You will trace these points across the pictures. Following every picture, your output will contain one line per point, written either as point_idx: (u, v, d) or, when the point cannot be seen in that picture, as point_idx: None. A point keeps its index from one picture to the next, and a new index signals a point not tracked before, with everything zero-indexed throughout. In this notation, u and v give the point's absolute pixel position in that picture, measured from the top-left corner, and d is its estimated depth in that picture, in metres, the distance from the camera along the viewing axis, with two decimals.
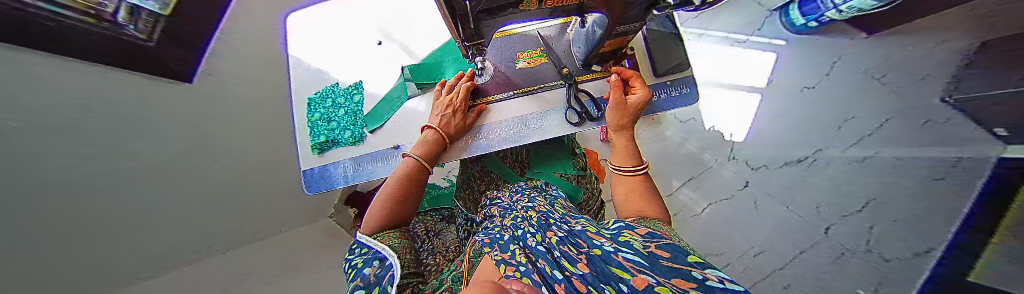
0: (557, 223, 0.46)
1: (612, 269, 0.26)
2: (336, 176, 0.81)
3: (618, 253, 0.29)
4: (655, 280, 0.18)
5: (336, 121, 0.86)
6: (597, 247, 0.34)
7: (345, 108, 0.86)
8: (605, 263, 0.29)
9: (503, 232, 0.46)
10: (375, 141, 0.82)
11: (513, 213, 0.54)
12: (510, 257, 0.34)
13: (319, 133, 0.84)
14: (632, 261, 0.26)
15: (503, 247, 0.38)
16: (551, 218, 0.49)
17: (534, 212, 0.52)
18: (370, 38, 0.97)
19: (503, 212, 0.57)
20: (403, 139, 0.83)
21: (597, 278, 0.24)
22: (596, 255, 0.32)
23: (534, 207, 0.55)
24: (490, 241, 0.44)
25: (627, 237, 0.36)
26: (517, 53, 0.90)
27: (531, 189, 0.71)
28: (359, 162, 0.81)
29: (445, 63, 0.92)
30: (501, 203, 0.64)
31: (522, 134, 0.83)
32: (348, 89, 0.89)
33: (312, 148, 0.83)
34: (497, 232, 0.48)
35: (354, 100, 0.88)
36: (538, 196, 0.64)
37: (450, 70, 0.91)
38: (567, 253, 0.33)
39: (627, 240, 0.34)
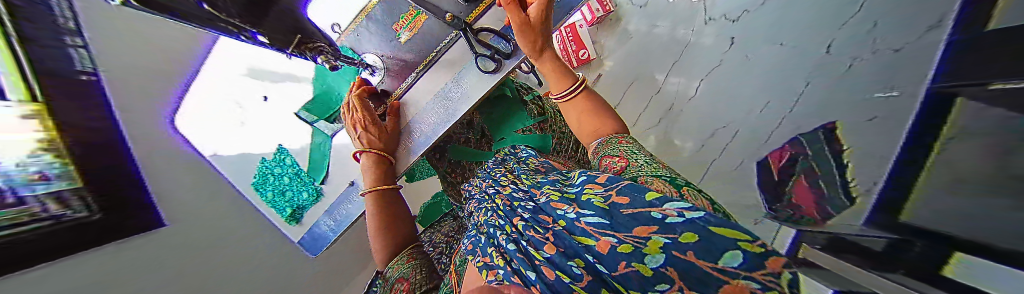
0: (520, 204, 0.40)
1: (578, 239, 0.26)
2: (324, 234, 0.87)
3: (581, 219, 0.26)
4: (615, 242, 0.21)
5: (288, 189, 0.89)
6: (560, 216, 0.30)
7: (286, 174, 0.88)
8: (571, 235, 0.27)
9: (479, 233, 0.44)
10: (332, 189, 0.87)
11: (483, 206, 0.50)
12: (491, 263, 0.35)
13: (283, 207, 0.89)
14: (592, 223, 0.24)
15: (485, 254, 0.37)
16: (514, 198, 0.43)
17: (499, 198, 0.46)
18: (254, 95, 0.85)
19: (478, 206, 0.54)
20: (352, 175, 0.86)
21: (564, 255, 0.27)
22: (561, 228, 0.29)
23: (500, 189, 0.49)
24: (472, 247, 0.43)
25: (589, 190, 0.30)
26: (393, 26, 0.75)
27: (501, 164, 0.63)
28: (333, 210, 0.87)
29: (333, 79, 0.83)
30: (472, 195, 0.59)
31: (448, 110, 0.74)
32: (276, 158, 0.88)
33: (287, 221, 0.89)
34: (476, 233, 0.46)
35: (287, 163, 0.88)
36: (504, 172, 0.57)
37: (344, 83, 0.83)
38: (534, 237, 0.31)
39: (590, 195, 0.29)
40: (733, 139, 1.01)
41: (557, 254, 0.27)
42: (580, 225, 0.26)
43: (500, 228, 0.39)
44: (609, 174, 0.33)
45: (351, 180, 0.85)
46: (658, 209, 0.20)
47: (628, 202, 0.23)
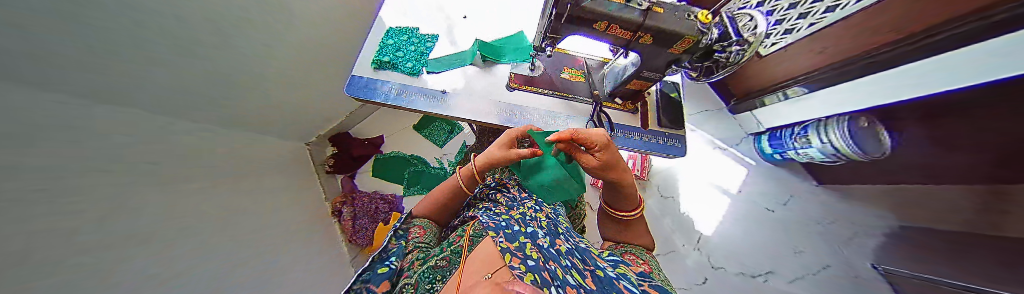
0: (562, 233, 0.41)
1: (615, 292, 0.26)
2: (381, 93, 0.61)
3: (620, 281, 0.29)
4: None
5: (403, 50, 0.66)
6: (599, 267, 0.32)
7: (416, 47, 0.67)
8: (606, 284, 0.28)
9: (510, 222, 0.40)
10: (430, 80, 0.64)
11: (518, 207, 0.48)
12: (516, 250, 0.31)
13: (385, 52, 0.65)
14: (632, 291, 0.26)
15: (513, 240, 0.33)
16: (557, 225, 0.44)
17: (541, 215, 0.46)
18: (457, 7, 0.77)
19: (509, 203, 0.50)
20: (452, 83, 0.64)
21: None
22: (598, 275, 0.30)
23: (542, 209, 0.49)
24: (496, 226, 0.37)
25: (620, 268, 0.34)
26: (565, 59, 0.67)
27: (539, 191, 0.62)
28: (383, 71, 0.64)
29: (509, 42, 0.70)
30: (505, 191, 0.57)
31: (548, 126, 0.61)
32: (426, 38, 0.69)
33: (371, 59, 0.65)
34: (502, 219, 0.41)
35: (423, 43, 0.68)
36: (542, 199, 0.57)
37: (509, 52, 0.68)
38: (573, 263, 0.32)
39: (624, 272, 0.33)
40: None
41: (600, 291, 0.26)
42: (619, 285, 0.27)
43: (535, 233, 0.38)
44: (638, 269, 0.36)
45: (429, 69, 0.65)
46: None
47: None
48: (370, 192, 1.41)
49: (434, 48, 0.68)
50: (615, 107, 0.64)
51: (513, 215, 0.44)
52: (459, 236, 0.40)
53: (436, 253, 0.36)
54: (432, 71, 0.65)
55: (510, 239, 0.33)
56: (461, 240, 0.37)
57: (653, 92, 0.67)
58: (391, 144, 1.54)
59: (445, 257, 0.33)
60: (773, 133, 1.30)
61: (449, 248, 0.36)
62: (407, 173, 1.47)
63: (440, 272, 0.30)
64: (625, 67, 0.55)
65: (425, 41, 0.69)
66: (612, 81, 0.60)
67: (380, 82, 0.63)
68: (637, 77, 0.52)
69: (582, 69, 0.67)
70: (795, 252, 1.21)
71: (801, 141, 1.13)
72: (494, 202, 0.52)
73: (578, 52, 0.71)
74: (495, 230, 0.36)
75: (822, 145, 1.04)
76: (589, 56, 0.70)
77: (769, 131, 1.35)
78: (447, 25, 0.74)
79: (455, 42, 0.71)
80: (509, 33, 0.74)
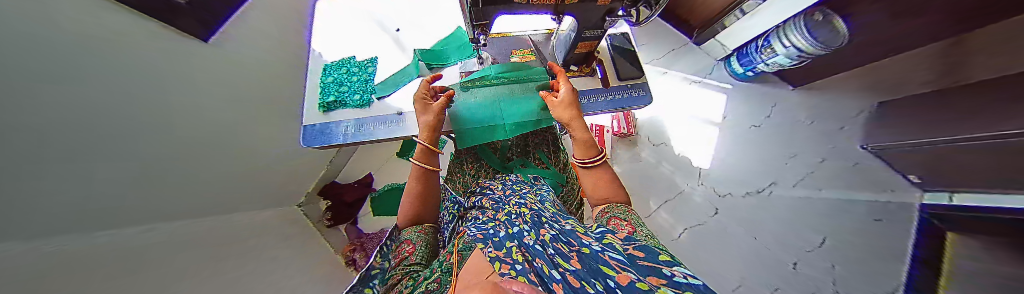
0: (549, 222, 0.43)
1: (599, 267, 0.27)
2: (341, 134, 0.59)
3: (606, 253, 0.30)
4: (636, 278, 0.22)
5: (346, 85, 0.63)
6: (585, 245, 0.33)
7: (358, 77, 0.64)
8: (592, 261, 0.29)
9: (498, 228, 0.41)
10: (385, 106, 0.62)
11: (505, 207, 0.49)
12: (505, 255, 0.32)
13: (328, 92, 0.62)
14: (618, 260, 0.27)
15: (502, 247, 0.34)
16: (543, 215, 0.45)
17: (527, 209, 0.47)
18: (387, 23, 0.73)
19: (495, 206, 0.51)
20: (409, 103, 0.62)
21: (587, 274, 0.26)
22: (585, 253, 0.31)
23: (527, 202, 0.50)
24: (484, 237, 0.38)
25: (607, 239, 0.35)
26: (510, 42, 0.66)
27: (523, 183, 0.63)
28: (334, 112, 0.61)
29: (449, 43, 0.68)
30: (491, 195, 0.58)
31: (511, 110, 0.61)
32: (365, 65, 0.66)
33: (317, 103, 0.62)
34: (490, 226, 0.42)
35: (364, 71, 0.65)
36: (529, 192, 0.58)
37: (452, 51, 0.66)
38: (559, 250, 0.33)
39: (610, 242, 0.34)
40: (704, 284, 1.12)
41: (585, 270, 0.27)
42: (605, 258, 0.28)
43: (523, 231, 0.39)
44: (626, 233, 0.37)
45: (381, 96, 0.62)
46: (666, 270, 0.23)
47: (644, 258, 0.28)
48: (380, 232, 1.41)
49: (377, 72, 0.65)
50: (573, 75, 0.63)
51: (500, 218, 0.45)
52: (449, 255, 0.41)
53: (427, 275, 0.38)
54: (382, 96, 0.62)
55: (498, 247, 0.34)
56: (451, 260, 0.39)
57: (607, 48, 0.66)
58: (381, 177, 1.52)
59: (433, 280, 0.35)
60: (740, 51, 1.31)
61: (438, 270, 0.38)
62: None
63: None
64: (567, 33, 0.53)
65: (366, 68, 0.66)
66: (561, 50, 0.59)
67: (333, 124, 0.60)
68: (581, 39, 0.50)
69: (530, 48, 0.65)
70: (789, 157, 1.09)
71: (768, 53, 1.16)
72: (481, 209, 0.54)
73: (521, 32, 0.69)
74: (483, 240, 0.37)
75: (785, 50, 1.08)
76: (533, 32, 0.68)
77: (735, 52, 1.37)
78: (382, 43, 0.70)
79: (395, 58, 0.68)
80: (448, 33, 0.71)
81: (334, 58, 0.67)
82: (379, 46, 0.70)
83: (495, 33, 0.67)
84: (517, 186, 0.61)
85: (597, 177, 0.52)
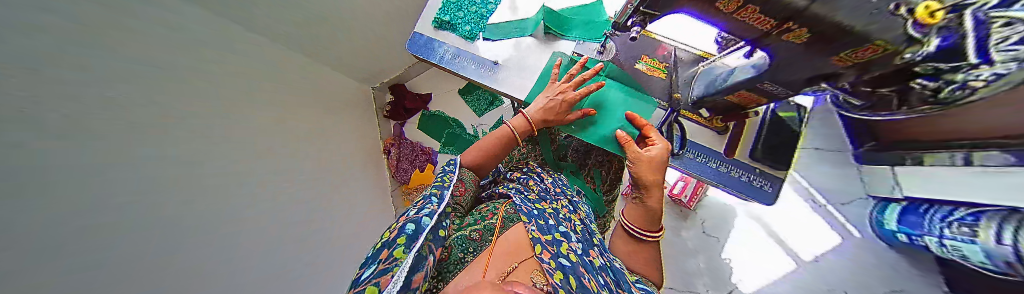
0: (597, 244, 0.41)
1: None
2: (438, 54, 0.60)
3: None
4: None
5: (465, 11, 0.62)
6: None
7: (478, 8, 0.62)
8: None
9: (543, 218, 0.39)
10: (486, 49, 0.60)
11: (552, 202, 0.47)
12: None
13: (447, 10, 0.62)
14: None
15: (548, 237, 0.35)
16: (590, 232, 0.42)
17: (574, 217, 0.44)
18: None
19: (542, 192, 0.50)
20: (508, 57, 0.59)
21: None
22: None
23: (574, 210, 0.47)
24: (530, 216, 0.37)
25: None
26: (647, 44, 0.53)
27: (571, 187, 0.59)
28: (443, 32, 0.62)
29: (578, 14, 0.59)
30: (540, 180, 0.55)
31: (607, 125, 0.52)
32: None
33: (433, 15, 0.63)
34: (539, 209, 0.42)
35: (485, 4, 0.63)
36: (577, 199, 0.54)
37: (577, 26, 0.58)
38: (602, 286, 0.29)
39: None
40: None
41: None
42: None
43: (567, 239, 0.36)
44: None
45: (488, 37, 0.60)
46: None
47: None
48: (414, 143, 1.55)
49: (495, 11, 0.62)
50: (695, 119, 0.51)
51: (546, 209, 0.42)
52: (490, 212, 0.43)
53: (474, 221, 0.40)
54: (489, 38, 0.60)
55: (541, 231, 0.36)
56: (496, 222, 0.39)
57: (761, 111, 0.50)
58: (437, 102, 1.61)
59: (476, 230, 0.37)
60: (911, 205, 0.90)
61: (481, 222, 0.40)
62: (446, 131, 1.56)
63: (473, 243, 0.35)
64: (738, 72, 0.40)
65: (488, 3, 0.63)
66: (705, 84, 0.46)
67: (437, 44, 0.61)
68: (751, 87, 0.38)
69: (667, 62, 0.53)
70: None
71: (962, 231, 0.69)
72: (527, 186, 0.52)
73: (665, 37, 0.56)
74: (527, 217, 0.39)
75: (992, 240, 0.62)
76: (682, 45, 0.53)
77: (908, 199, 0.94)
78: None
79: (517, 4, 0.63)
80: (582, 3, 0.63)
81: None
82: None
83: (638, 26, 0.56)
84: (566, 187, 0.57)
85: (644, 251, 0.43)
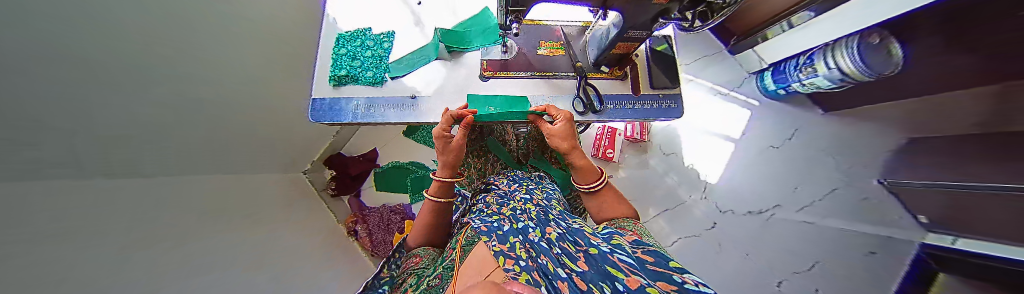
0: (555, 220, 0.41)
1: (608, 269, 0.25)
2: (349, 112, 0.56)
3: (615, 255, 0.28)
4: (645, 283, 0.20)
5: (361, 58, 0.59)
6: (593, 245, 0.31)
7: (375, 50, 0.60)
8: (599, 262, 0.27)
9: (502, 221, 0.39)
10: (397, 89, 0.58)
11: (511, 203, 0.48)
12: (509, 249, 0.30)
13: (341, 63, 0.58)
14: (627, 262, 0.25)
15: (505, 241, 0.32)
16: (550, 212, 0.44)
17: (533, 205, 0.46)
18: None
19: (500, 201, 0.50)
20: (424, 88, 0.58)
21: (593, 277, 0.24)
22: (593, 254, 0.29)
23: (532, 199, 0.49)
24: (487, 229, 0.37)
25: (615, 240, 0.33)
26: (539, 32, 0.61)
27: (530, 180, 0.62)
28: (346, 90, 0.58)
29: (472, 25, 0.63)
30: (496, 191, 0.56)
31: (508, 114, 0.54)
32: (380, 39, 0.62)
33: (327, 74, 0.58)
34: (494, 220, 0.41)
35: (381, 45, 0.61)
36: (536, 188, 0.57)
37: (476, 35, 0.61)
38: (566, 250, 0.31)
39: (619, 243, 0.32)
40: (737, 263, 1.21)
41: (592, 272, 0.25)
42: (614, 260, 0.26)
43: (526, 228, 0.37)
44: (636, 236, 0.35)
45: (396, 76, 0.58)
46: (677, 274, 0.22)
47: (654, 262, 0.26)
48: (380, 207, 1.42)
49: (392, 48, 0.61)
50: (603, 76, 0.58)
51: (505, 213, 0.43)
52: (452, 251, 0.41)
53: (429, 273, 0.39)
54: (396, 76, 0.58)
55: (501, 241, 0.32)
56: (455, 256, 0.39)
57: (643, 50, 0.61)
58: (386, 153, 1.51)
59: (440, 275, 0.36)
60: (777, 66, 1.21)
61: (443, 266, 0.39)
62: (409, 178, 1.47)
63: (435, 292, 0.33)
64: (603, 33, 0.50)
65: (382, 43, 0.62)
66: (595, 47, 0.54)
67: (343, 101, 0.57)
68: (622, 39, 0.45)
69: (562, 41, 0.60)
70: (796, 187, 1.23)
71: (807, 71, 1.04)
72: (485, 203, 0.52)
73: (553, 21, 0.64)
74: (484, 231, 0.37)
75: (829, 72, 0.96)
76: (566, 23, 0.63)
77: (772, 66, 1.26)
78: (400, 17, 0.66)
79: (413, 35, 0.63)
80: (471, 15, 0.67)
81: (352, 25, 0.63)
82: (398, 19, 0.65)
83: (527, 19, 0.63)
84: (524, 182, 0.59)
85: (601, 201, 0.48)
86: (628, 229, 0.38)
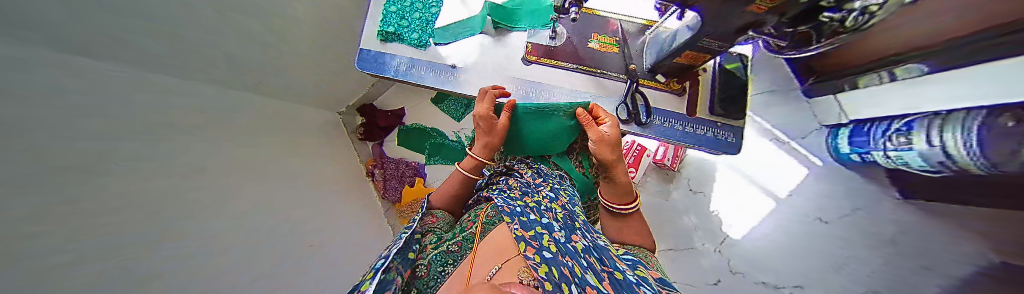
0: (581, 229, 0.38)
1: None
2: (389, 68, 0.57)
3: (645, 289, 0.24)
4: None
5: (411, 18, 0.60)
6: (619, 269, 0.28)
7: (424, 13, 0.61)
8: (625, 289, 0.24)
9: (527, 209, 0.38)
10: (438, 55, 0.58)
11: (535, 194, 0.46)
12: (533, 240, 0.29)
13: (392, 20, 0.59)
14: None
15: (529, 230, 0.31)
16: (575, 218, 0.41)
17: (557, 205, 0.43)
18: None
19: (524, 188, 0.48)
20: (464, 59, 0.57)
21: None
22: (619, 279, 0.26)
23: (557, 198, 0.46)
24: (512, 211, 0.36)
25: (641, 271, 0.29)
26: (595, 23, 0.56)
27: (555, 176, 0.59)
28: (391, 46, 0.59)
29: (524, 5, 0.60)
30: (520, 178, 0.54)
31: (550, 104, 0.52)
32: (430, 4, 0.62)
33: (376, 28, 0.60)
34: (518, 204, 0.39)
35: (430, 10, 0.61)
36: (561, 188, 0.54)
37: (527, 16, 0.58)
38: (590, 263, 0.28)
39: (645, 276, 0.28)
40: None
41: None
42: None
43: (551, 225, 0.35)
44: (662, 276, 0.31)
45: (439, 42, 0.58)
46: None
47: None
48: (396, 167, 1.48)
49: (440, 14, 0.61)
50: (657, 86, 0.53)
51: (529, 202, 0.41)
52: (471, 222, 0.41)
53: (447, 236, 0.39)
54: (440, 42, 0.58)
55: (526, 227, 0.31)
56: (476, 229, 0.38)
57: (710, 68, 0.53)
58: (413, 118, 1.56)
59: (456, 243, 0.36)
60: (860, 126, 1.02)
61: (463, 234, 0.39)
62: (427, 146, 1.51)
63: (448, 259, 0.33)
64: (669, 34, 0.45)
65: (431, 7, 0.62)
66: (654, 51, 0.49)
67: (387, 56, 0.58)
68: (693, 47, 0.40)
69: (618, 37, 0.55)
70: None
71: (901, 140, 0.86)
72: (508, 185, 0.51)
73: (612, 13, 0.59)
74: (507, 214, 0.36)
75: (925, 148, 0.71)
76: (626, 18, 0.57)
77: (854, 123, 1.07)
78: None
79: (466, 5, 0.61)
80: None
81: None
82: None
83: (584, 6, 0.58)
84: (550, 178, 0.57)
85: (628, 221, 0.45)
86: (653, 264, 0.35)
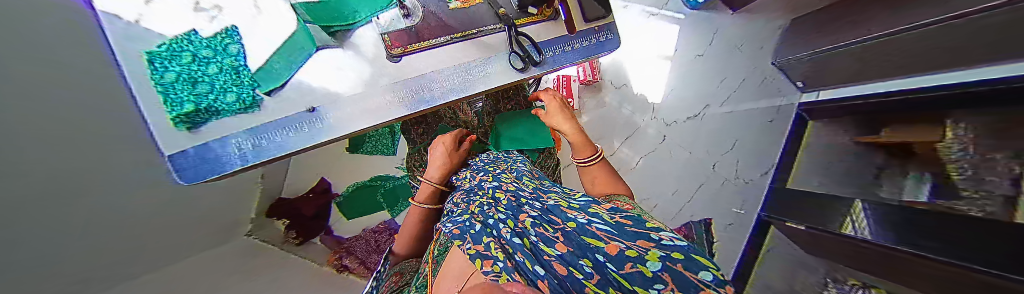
0: (529, 202, 0.39)
1: (587, 241, 0.24)
2: (233, 153, 0.40)
3: (593, 224, 0.27)
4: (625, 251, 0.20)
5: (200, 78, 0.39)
6: (570, 220, 0.30)
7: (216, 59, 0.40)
8: (578, 236, 0.26)
9: (474, 219, 0.36)
10: (286, 105, 0.44)
11: (478, 198, 0.44)
12: (484, 248, 0.27)
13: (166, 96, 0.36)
14: (605, 229, 0.25)
15: (480, 240, 0.29)
16: (523, 196, 0.41)
17: (502, 194, 0.42)
18: None
19: (467, 198, 0.46)
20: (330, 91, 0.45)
21: (577, 256, 0.22)
22: (571, 230, 0.27)
23: (501, 185, 0.46)
24: (459, 231, 0.33)
25: (591, 208, 0.32)
26: None
27: (497, 162, 0.60)
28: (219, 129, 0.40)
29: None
30: (463, 188, 0.52)
31: (459, 87, 0.49)
32: (212, 38, 0.40)
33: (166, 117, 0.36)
34: (465, 218, 0.37)
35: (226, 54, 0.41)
36: (503, 172, 0.54)
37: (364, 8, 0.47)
38: (544, 233, 0.28)
39: (596, 211, 0.31)
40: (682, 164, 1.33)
41: (574, 251, 0.23)
42: (591, 230, 0.26)
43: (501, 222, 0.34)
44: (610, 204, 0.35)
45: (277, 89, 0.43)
46: (655, 233, 0.22)
47: (632, 223, 0.26)
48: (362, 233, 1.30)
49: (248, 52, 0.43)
50: (535, 20, 0.52)
51: (474, 210, 0.39)
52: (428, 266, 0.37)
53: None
54: (274, 88, 0.43)
55: (475, 241, 0.29)
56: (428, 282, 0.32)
57: None
58: (338, 178, 1.31)
59: None
60: None
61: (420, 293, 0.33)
62: (380, 195, 1.37)
63: None
64: None
65: (224, 45, 0.41)
66: None
67: (220, 142, 0.39)
68: None
69: None
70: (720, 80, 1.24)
71: None
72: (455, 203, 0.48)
73: None
74: (459, 236, 0.32)
75: None
76: None
77: None
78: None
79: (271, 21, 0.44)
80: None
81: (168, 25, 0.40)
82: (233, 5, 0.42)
83: None
84: (491, 168, 0.57)
85: (592, 175, 0.54)
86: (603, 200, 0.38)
